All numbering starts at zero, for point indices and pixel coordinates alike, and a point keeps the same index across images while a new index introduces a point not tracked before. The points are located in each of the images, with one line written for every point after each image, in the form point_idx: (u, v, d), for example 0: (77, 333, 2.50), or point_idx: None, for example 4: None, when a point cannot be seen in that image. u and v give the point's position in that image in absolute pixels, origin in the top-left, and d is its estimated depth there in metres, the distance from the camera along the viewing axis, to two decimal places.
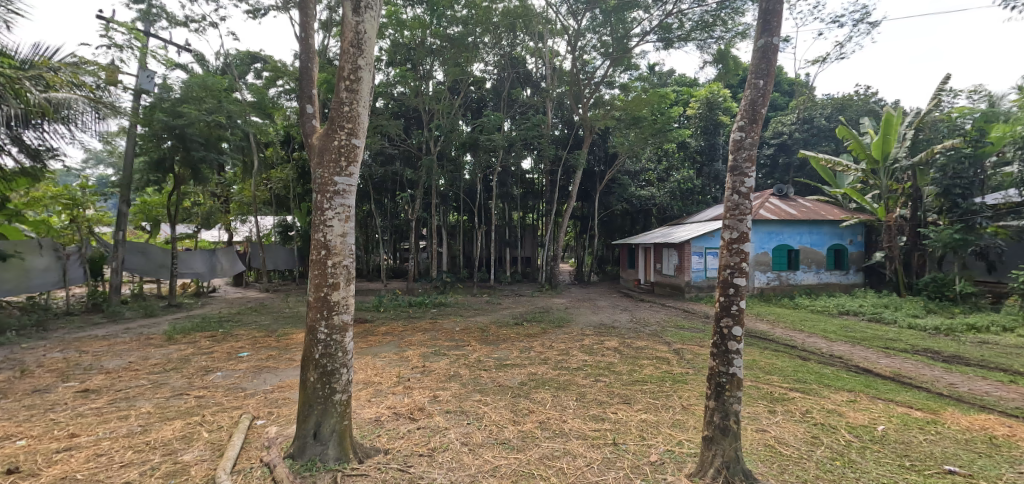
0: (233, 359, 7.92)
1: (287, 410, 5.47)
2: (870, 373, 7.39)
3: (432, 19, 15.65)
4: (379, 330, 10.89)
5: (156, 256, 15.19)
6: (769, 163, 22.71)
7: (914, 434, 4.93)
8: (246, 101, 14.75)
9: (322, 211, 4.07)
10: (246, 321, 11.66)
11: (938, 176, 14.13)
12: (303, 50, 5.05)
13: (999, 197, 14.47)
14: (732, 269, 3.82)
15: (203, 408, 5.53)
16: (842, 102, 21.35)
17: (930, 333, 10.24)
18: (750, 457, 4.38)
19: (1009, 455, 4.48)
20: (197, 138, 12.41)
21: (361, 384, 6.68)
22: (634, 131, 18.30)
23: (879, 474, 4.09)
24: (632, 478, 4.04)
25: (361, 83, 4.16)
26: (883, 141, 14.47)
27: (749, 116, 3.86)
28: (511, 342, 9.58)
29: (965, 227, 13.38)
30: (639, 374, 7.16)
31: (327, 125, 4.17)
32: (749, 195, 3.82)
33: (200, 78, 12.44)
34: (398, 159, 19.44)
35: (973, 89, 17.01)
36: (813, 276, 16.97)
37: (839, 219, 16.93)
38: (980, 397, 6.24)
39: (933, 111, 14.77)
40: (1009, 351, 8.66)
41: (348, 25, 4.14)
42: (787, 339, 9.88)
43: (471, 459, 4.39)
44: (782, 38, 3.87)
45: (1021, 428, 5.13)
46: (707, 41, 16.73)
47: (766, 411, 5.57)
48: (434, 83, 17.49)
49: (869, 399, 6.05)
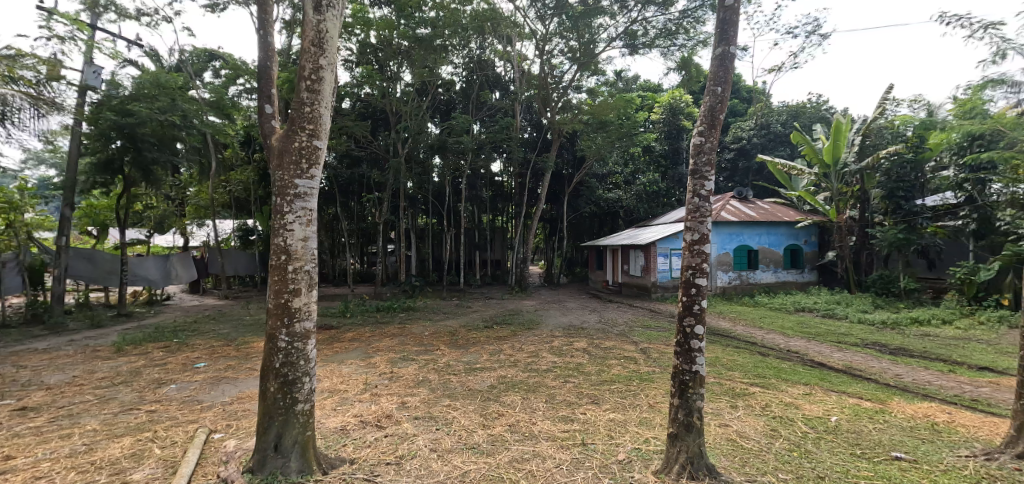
0: (188, 371, 7.58)
1: (246, 422, 5.25)
2: (824, 366, 7.70)
3: (400, 20, 15.42)
4: (345, 337, 10.62)
5: (104, 262, 14.39)
6: (729, 168, 23.51)
7: (864, 423, 5.15)
8: (203, 100, 14.08)
9: (282, 214, 3.93)
10: (203, 331, 11.16)
11: (883, 180, 15.15)
12: (262, 50, 4.89)
13: (938, 200, 15.50)
14: (693, 270, 3.90)
15: (155, 422, 5.27)
16: (796, 109, 22.28)
17: (878, 327, 10.79)
18: (714, 452, 4.48)
19: (949, 440, 4.74)
20: (149, 139, 11.86)
21: (326, 392, 6.50)
22: (601, 135, 18.55)
23: (832, 463, 4.25)
24: (600, 478, 4.06)
25: (323, 83, 4.05)
26: (834, 146, 15.08)
27: (708, 121, 3.97)
28: (480, 346, 9.53)
29: (909, 228, 14.28)
30: (607, 374, 7.25)
31: (287, 126, 4.04)
32: (709, 198, 3.92)
33: (154, 74, 11.87)
34: (365, 161, 19.16)
35: (913, 98, 18.04)
36: (771, 275, 17.63)
37: (795, 220, 17.64)
38: (923, 386, 6.59)
39: (878, 118, 15.59)
40: (948, 343, 9.21)
41: (308, 23, 4.01)
42: (748, 335, 10.22)
43: (440, 465, 4.33)
44: (738, 47, 3.98)
45: (960, 415, 5.44)
46: (670, 49, 17.13)
47: (728, 407, 5.72)
48: (402, 85, 17.30)
49: (823, 392, 6.31)
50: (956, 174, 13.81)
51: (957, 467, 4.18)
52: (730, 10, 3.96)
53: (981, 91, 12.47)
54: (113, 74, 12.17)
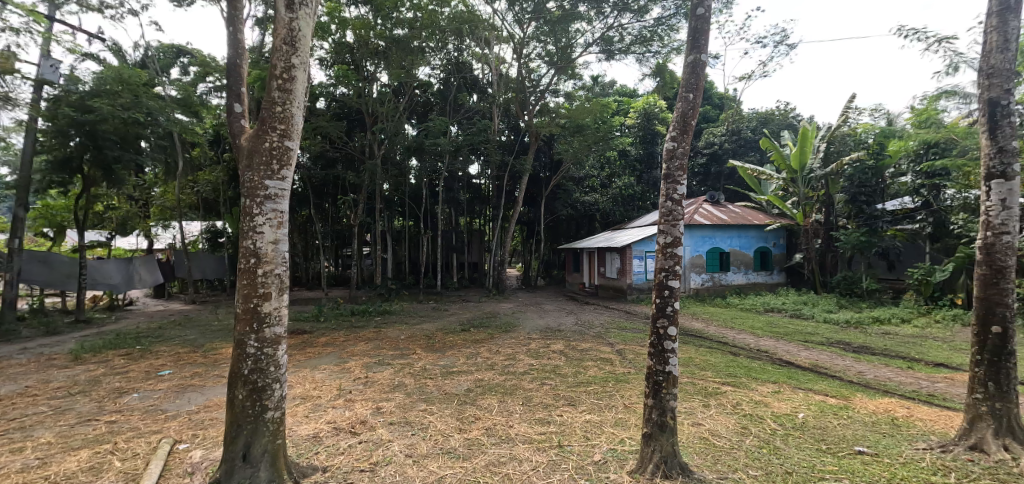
0: (152, 379, 7.29)
1: (213, 432, 5.08)
2: (792, 365, 7.90)
3: (377, 20, 15.25)
4: (319, 341, 10.39)
5: (61, 265, 13.77)
6: (702, 172, 23.97)
7: (829, 419, 5.31)
8: (169, 97, 13.58)
9: (251, 216, 3.81)
10: (168, 337, 10.77)
11: (846, 185, 15.65)
12: (232, 47, 4.74)
13: (898, 204, 16.10)
14: (666, 272, 3.94)
15: (115, 434, 5.04)
16: (765, 116, 22.90)
17: (842, 326, 11.14)
18: (687, 451, 4.53)
19: (908, 433, 4.92)
20: (110, 136, 11.42)
21: (298, 399, 6.33)
22: (578, 138, 18.70)
23: (800, 459, 4.34)
24: (577, 479, 4.07)
25: (295, 82, 3.95)
26: (801, 152, 15.52)
27: (680, 127, 4.03)
28: (457, 349, 9.46)
29: (870, 231, 14.83)
30: (584, 375, 7.28)
31: (257, 126, 3.93)
32: (681, 202, 3.97)
33: (116, 69, 11.30)
34: (340, 162, 18.87)
35: (874, 108, 18.76)
36: (742, 276, 18.05)
37: (764, 223, 18.08)
38: (884, 383, 6.83)
39: (842, 126, 16.12)
40: (907, 340, 9.58)
41: (280, 21, 3.91)
42: (720, 336, 10.41)
43: (415, 471, 4.26)
44: (709, 55, 4.05)
45: (917, 410, 5.65)
46: (645, 55, 17.38)
47: (700, 406, 5.81)
48: (379, 85, 17.10)
49: (791, 389, 6.46)
50: (913, 180, 14.43)
51: (915, 459, 4.33)
52: (701, 18, 4.03)
53: (936, 101, 13.08)
54: (72, 69, 11.67)
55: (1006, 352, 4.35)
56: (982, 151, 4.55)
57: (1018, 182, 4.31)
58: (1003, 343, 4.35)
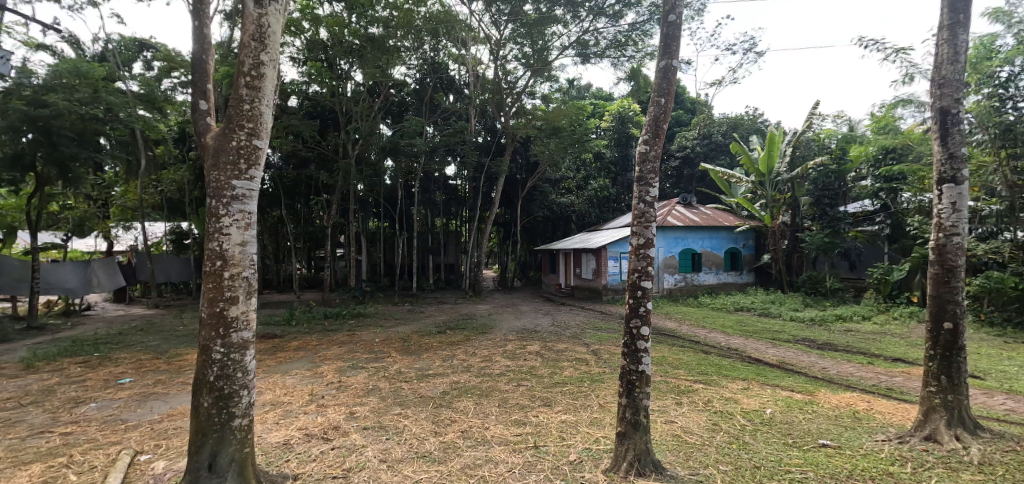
0: (111, 387, 6.98)
1: (177, 441, 4.88)
2: (761, 362, 8.10)
3: (352, 18, 15.00)
4: (290, 346, 10.12)
5: (13, 269, 13.11)
6: (675, 174, 24.38)
7: (795, 414, 5.45)
8: (131, 93, 13.03)
9: (218, 217, 3.68)
10: (129, 343, 10.34)
11: (811, 188, 16.22)
12: (197, 42, 4.57)
13: (859, 207, 16.70)
14: (639, 273, 3.98)
15: (70, 446, 4.80)
16: (735, 120, 23.46)
17: (808, 324, 11.49)
18: (660, 448, 4.58)
19: (868, 426, 5.09)
20: (67, 133, 10.86)
21: (268, 405, 6.15)
22: (553, 141, 18.79)
23: (767, 453, 4.44)
24: (552, 479, 4.07)
25: (264, 80, 3.84)
26: (768, 157, 15.95)
27: (653, 130, 4.07)
28: (433, 351, 9.36)
29: (833, 232, 15.35)
30: (560, 375, 7.31)
31: (223, 124, 3.80)
32: (654, 204, 4.01)
33: (73, 62, 10.88)
34: (312, 162, 18.54)
35: (837, 114, 19.42)
36: (713, 276, 18.44)
37: (734, 225, 18.51)
38: (847, 378, 7.06)
39: (807, 131, 16.65)
40: (869, 337, 9.95)
41: (248, 17, 3.79)
42: (691, 334, 10.61)
43: (389, 476, 4.18)
44: (680, 61, 4.12)
45: (877, 403, 5.85)
46: (620, 59, 17.60)
47: (673, 404, 5.89)
48: (353, 84, 16.82)
49: (759, 386, 6.62)
50: (873, 184, 14.96)
51: (876, 451, 4.47)
52: (673, 25, 4.09)
53: (894, 109, 13.67)
54: (23, 61, 11.09)
55: (956, 347, 4.56)
56: (934, 157, 4.75)
57: (966, 187, 4.51)
58: (954, 338, 4.55)
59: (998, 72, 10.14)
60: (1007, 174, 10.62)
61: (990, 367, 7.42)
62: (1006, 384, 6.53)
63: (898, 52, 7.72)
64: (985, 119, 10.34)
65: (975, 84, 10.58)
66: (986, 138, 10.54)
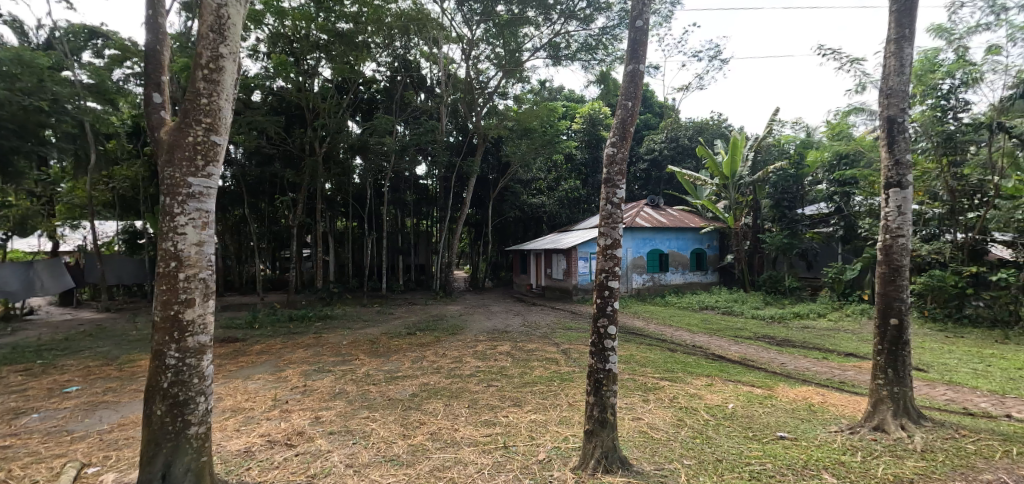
0: (57, 396, 6.61)
1: (129, 452, 4.66)
2: (723, 359, 8.34)
3: (319, 11, 14.56)
4: (252, 349, 9.81)
5: None
6: (643, 177, 24.86)
7: (755, 408, 5.62)
8: (79, 83, 12.30)
9: (172, 216, 3.52)
10: (77, 349, 9.78)
11: (771, 191, 16.86)
12: (151, 31, 4.34)
13: (816, 209, 17.33)
14: (607, 273, 4.02)
15: (9, 460, 4.51)
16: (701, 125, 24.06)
17: (768, 321, 11.96)
18: (627, 445, 4.65)
19: (822, 418, 5.30)
20: (8, 125, 10.06)
21: (228, 412, 5.92)
22: (524, 141, 18.91)
23: (729, 447, 4.56)
24: (521, 479, 4.08)
25: (223, 73, 3.70)
26: (731, 161, 16.32)
27: (621, 132, 4.12)
28: (401, 353, 9.23)
29: (791, 234, 16.13)
30: (529, 375, 7.34)
31: (179, 119, 3.64)
32: (621, 205, 4.06)
33: (14, 49, 10.09)
34: (277, 159, 18.04)
35: (795, 121, 20.15)
36: (679, 276, 18.89)
37: (699, 226, 18.98)
38: (804, 372, 7.34)
39: (767, 137, 17.23)
40: (823, 333, 10.36)
41: (206, 6, 3.63)
42: (658, 333, 10.82)
43: (355, 481, 4.11)
44: (646, 66, 4.18)
45: (831, 396, 6.11)
46: (590, 62, 17.82)
47: (640, 401, 5.98)
48: (321, 80, 16.43)
49: (722, 382, 6.79)
50: (828, 187, 15.64)
51: (830, 441, 4.66)
52: (640, 30, 4.15)
53: (847, 116, 14.21)
54: None
55: (901, 342, 4.79)
56: (882, 163, 4.97)
57: (911, 191, 4.74)
58: (899, 334, 4.79)
59: (940, 85, 10.77)
60: (948, 179, 11.33)
61: (932, 360, 7.84)
62: (947, 376, 6.92)
63: (853, 63, 8.06)
64: (929, 128, 10.96)
65: (920, 95, 11.18)
66: (929, 145, 11.19)
